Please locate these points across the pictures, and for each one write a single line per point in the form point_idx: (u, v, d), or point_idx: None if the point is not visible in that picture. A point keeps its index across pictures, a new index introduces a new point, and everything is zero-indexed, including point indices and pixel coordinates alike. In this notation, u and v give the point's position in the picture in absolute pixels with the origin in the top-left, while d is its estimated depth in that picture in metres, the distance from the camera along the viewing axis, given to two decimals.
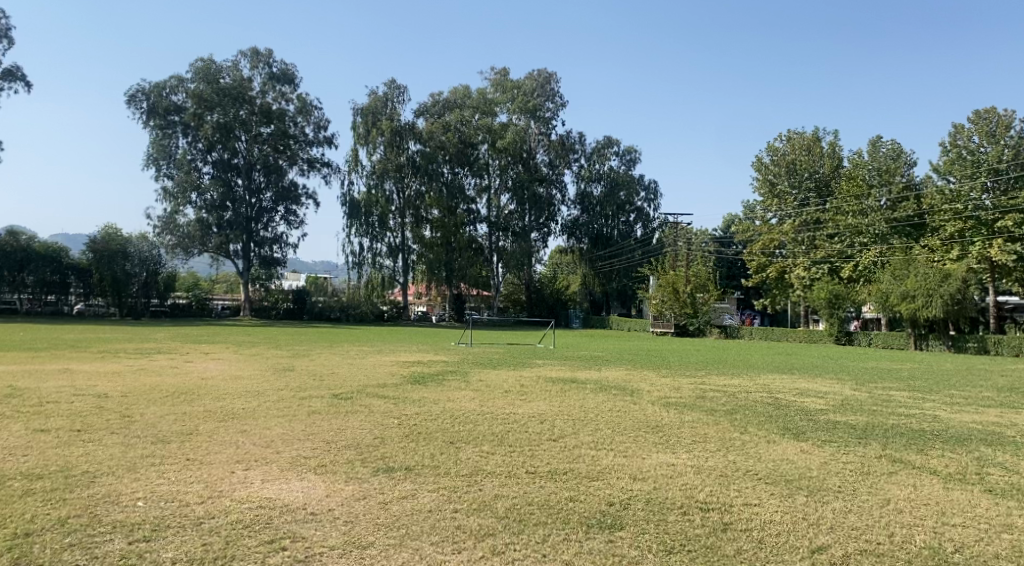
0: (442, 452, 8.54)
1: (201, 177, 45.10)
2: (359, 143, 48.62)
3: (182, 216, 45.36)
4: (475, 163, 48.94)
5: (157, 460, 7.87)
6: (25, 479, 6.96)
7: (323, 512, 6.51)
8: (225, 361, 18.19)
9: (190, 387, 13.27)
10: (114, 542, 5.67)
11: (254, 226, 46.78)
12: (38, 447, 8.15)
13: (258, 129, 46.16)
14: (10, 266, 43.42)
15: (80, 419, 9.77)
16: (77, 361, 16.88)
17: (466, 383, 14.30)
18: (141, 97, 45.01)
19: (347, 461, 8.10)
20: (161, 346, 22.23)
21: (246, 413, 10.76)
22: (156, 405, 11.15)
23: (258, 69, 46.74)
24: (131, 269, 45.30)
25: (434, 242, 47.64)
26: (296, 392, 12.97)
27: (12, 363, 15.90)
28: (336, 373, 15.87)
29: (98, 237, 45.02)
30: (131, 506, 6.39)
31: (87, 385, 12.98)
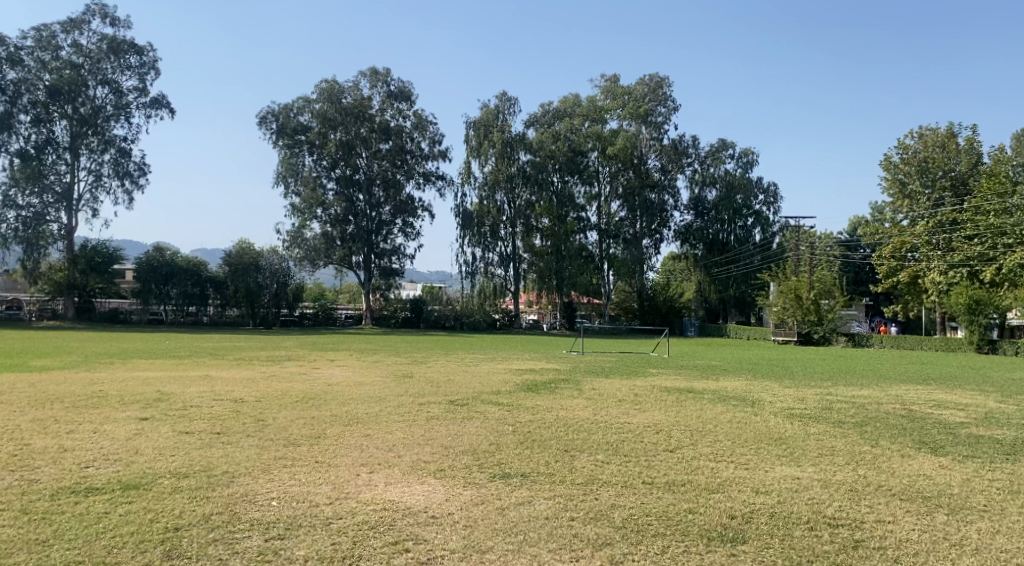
0: (557, 460, 8.58)
1: (325, 193, 47.30)
2: (472, 156, 49.78)
3: (309, 230, 47.78)
4: (585, 172, 48.89)
5: (289, 461, 8.32)
6: (172, 478, 7.51)
7: (443, 516, 6.68)
8: (347, 368, 18.94)
9: (317, 392, 13.94)
10: (252, 539, 6.03)
11: (375, 238, 48.71)
12: (184, 448, 8.78)
13: (377, 145, 48.01)
14: (157, 280, 47.23)
15: (220, 423, 10.46)
16: (215, 368, 18.12)
17: (579, 392, 14.26)
18: (271, 119, 47.70)
19: (465, 466, 8.28)
20: (289, 354, 23.41)
21: (370, 418, 11.18)
22: (286, 410, 11.77)
23: (377, 88, 48.58)
24: (263, 281, 48.20)
25: (545, 251, 47.65)
26: (415, 398, 13.35)
27: (159, 370, 17.23)
28: (452, 380, 16.22)
29: (233, 252, 48.31)
30: (266, 506, 6.79)
31: (225, 390, 13.86)
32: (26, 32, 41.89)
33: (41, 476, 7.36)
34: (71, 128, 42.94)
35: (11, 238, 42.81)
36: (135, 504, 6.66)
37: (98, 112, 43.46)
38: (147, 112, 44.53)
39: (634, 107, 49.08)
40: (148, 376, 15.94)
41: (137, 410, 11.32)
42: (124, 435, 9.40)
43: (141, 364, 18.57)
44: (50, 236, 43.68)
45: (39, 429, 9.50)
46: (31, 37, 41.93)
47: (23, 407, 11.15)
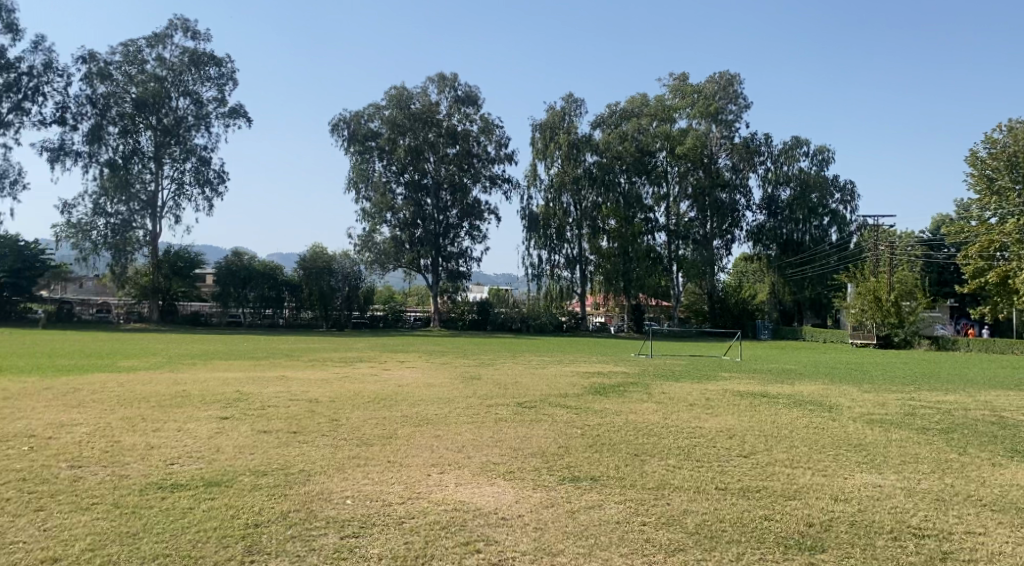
0: (628, 464, 8.50)
1: (394, 198, 48.12)
2: (538, 158, 49.97)
3: (379, 234, 48.74)
4: (653, 172, 48.25)
5: (363, 460, 8.50)
6: (253, 475, 7.77)
7: (514, 517, 6.71)
8: (417, 369, 19.23)
9: (388, 393, 14.18)
10: (328, 536, 6.17)
11: (442, 242, 49.36)
12: (262, 446, 9.07)
13: (445, 150, 48.57)
14: (236, 283, 48.80)
15: (296, 422, 10.77)
16: (291, 369, 18.61)
17: (648, 395, 14.11)
18: (343, 126, 48.81)
19: (534, 468, 8.29)
20: (361, 355, 23.90)
21: (439, 419, 11.32)
22: (359, 410, 12.01)
23: (445, 93, 49.16)
24: (335, 285, 49.60)
25: (611, 253, 47.40)
26: (484, 399, 13.44)
27: (238, 370, 17.81)
28: (520, 383, 16.27)
29: (307, 257, 49.85)
30: (341, 504, 6.94)
31: (301, 391, 14.25)
32: (115, 47, 43.99)
33: (131, 472, 7.70)
34: (155, 139, 44.87)
35: (101, 244, 44.99)
36: (218, 500, 6.89)
37: (180, 122, 45.29)
38: (226, 122, 46.15)
39: (704, 105, 48.28)
40: (227, 376, 16.51)
41: (218, 409, 11.75)
42: (205, 433, 9.74)
43: (221, 365, 19.24)
44: (136, 242, 45.70)
45: (128, 427, 9.95)
46: (119, 52, 44.02)
47: (113, 405, 11.68)
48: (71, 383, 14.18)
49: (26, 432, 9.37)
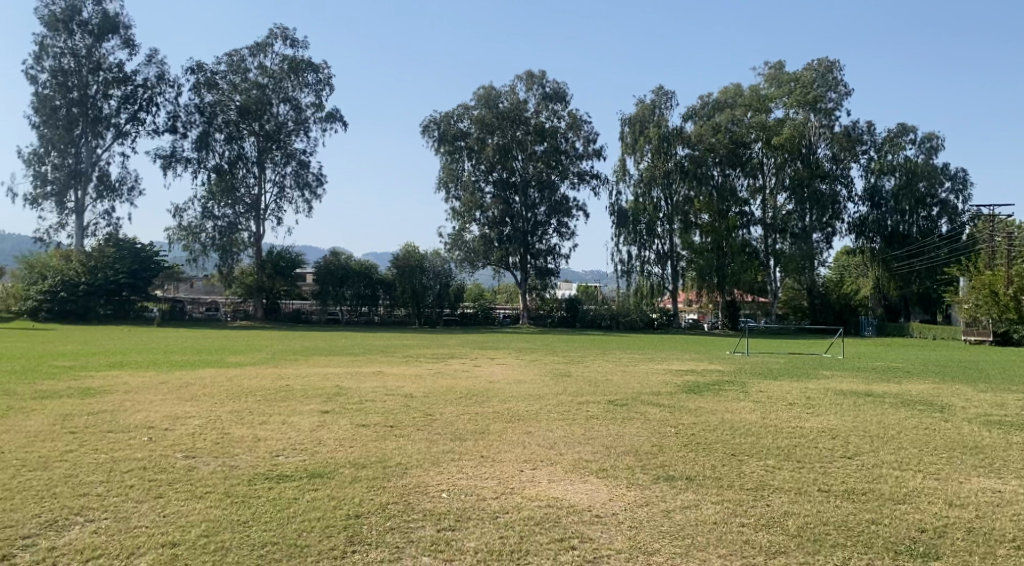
0: (725, 464, 8.32)
1: (483, 197, 48.61)
2: (627, 153, 49.52)
3: (468, 233, 49.37)
4: (747, 164, 46.97)
5: (456, 455, 8.63)
6: (352, 467, 8.01)
7: (608, 515, 6.67)
8: (507, 366, 19.39)
9: (480, 389, 14.36)
10: (425, 529, 6.30)
11: (531, 239, 49.54)
12: (361, 440, 9.35)
13: (533, 147, 48.61)
14: (334, 282, 50.27)
15: (392, 416, 11.04)
16: (386, 364, 19.10)
17: (745, 394, 13.73)
18: (433, 127, 49.63)
19: (628, 467, 8.23)
20: (453, 352, 24.28)
21: (531, 415, 11.36)
22: (452, 405, 12.20)
23: (533, 90, 49.27)
24: (428, 282, 50.79)
25: (704, 248, 46.43)
26: (575, 397, 13.40)
27: (336, 366, 18.40)
28: (611, 380, 16.16)
29: (400, 255, 50.91)
30: (437, 497, 7.08)
31: (396, 386, 14.59)
32: (221, 57, 46.22)
33: (240, 463, 8.08)
34: (258, 144, 46.89)
35: (210, 246, 47.39)
36: (320, 492, 7.15)
37: (281, 128, 47.16)
38: (323, 126, 47.77)
39: (801, 94, 46.56)
40: (327, 371, 17.10)
41: (319, 403, 12.19)
42: (308, 426, 10.13)
43: (320, 361, 19.91)
44: (242, 243, 47.84)
45: (236, 419, 10.44)
46: (225, 62, 46.21)
47: (223, 398, 12.29)
48: (183, 378, 14.98)
49: (146, 423, 9.97)
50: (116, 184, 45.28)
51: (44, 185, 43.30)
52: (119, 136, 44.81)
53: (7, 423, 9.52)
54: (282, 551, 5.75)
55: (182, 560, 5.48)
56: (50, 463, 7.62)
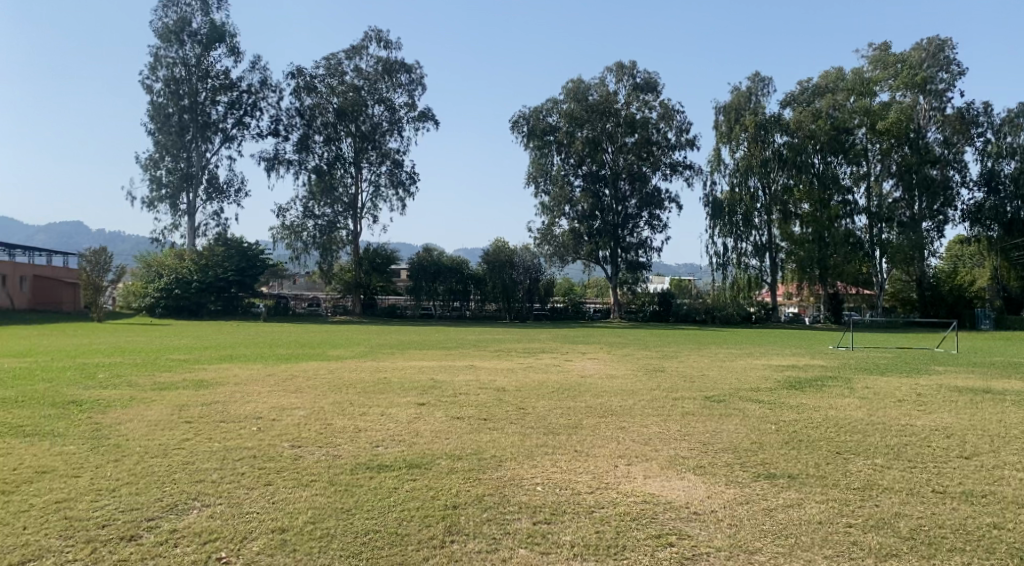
0: (829, 462, 8.02)
1: (573, 190, 48.48)
2: (722, 142, 48.41)
3: (558, 227, 49.36)
4: (850, 150, 44.62)
5: (551, 449, 8.65)
6: (449, 459, 8.16)
7: (706, 512, 6.54)
8: (599, 360, 19.28)
9: (572, 384, 14.33)
10: (522, 521, 6.35)
11: (621, 232, 49.11)
12: (456, 432, 9.50)
13: (623, 139, 47.96)
14: (427, 278, 51.42)
15: (485, 409, 11.17)
16: (479, 358, 19.32)
17: (850, 391, 13.17)
18: (523, 122, 49.85)
19: (726, 464, 8.04)
20: (545, 346, 24.32)
21: (625, 411, 11.26)
22: (545, 399, 12.23)
23: (623, 82, 48.68)
24: (517, 277, 50.32)
25: (805, 239, 44.84)
26: (669, 392, 13.22)
27: (430, 359, 18.74)
28: (707, 376, 15.80)
29: (490, 251, 51.00)
30: (532, 490, 7.12)
31: (489, 379, 14.76)
32: (319, 61, 47.81)
33: (342, 452, 8.36)
34: (354, 145, 48.29)
35: (311, 244, 49.13)
36: (419, 482, 7.31)
37: (376, 128, 48.34)
38: (416, 125, 48.70)
39: (909, 76, 44.06)
40: (422, 365, 17.47)
41: (415, 396, 12.47)
42: (406, 418, 10.37)
43: (416, 354, 20.35)
44: (340, 241, 49.43)
45: (338, 411, 10.81)
46: (323, 66, 47.78)
47: (325, 391, 12.76)
48: (288, 371, 15.62)
49: (255, 413, 10.46)
50: (224, 187, 47.56)
51: (159, 188, 45.91)
52: (226, 140, 47.03)
53: (132, 412, 10.18)
54: (384, 539, 5.91)
55: (292, 544, 5.72)
56: (169, 450, 8.09)
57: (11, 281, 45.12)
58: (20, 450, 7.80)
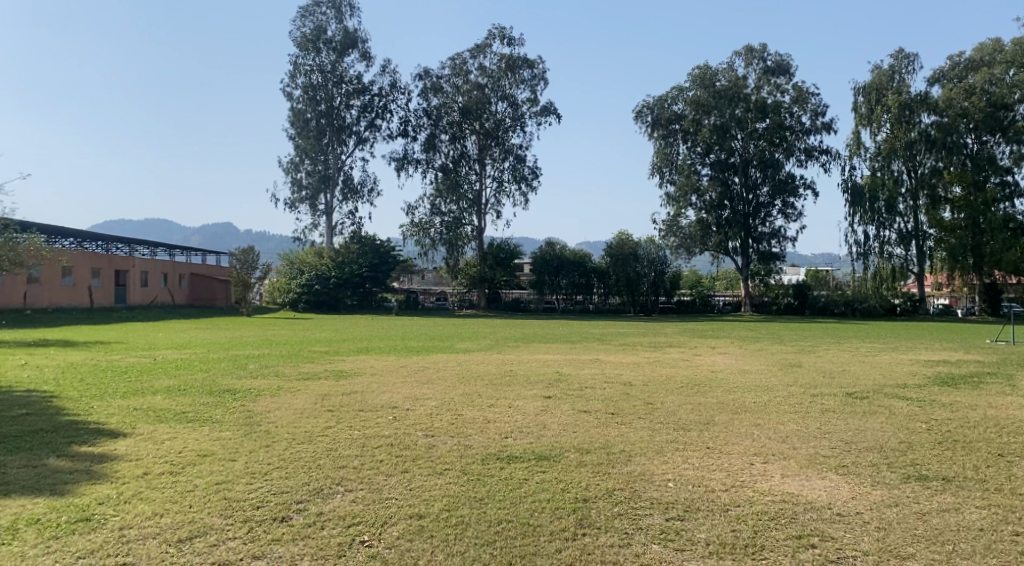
0: (989, 465, 7.42)
1: (700, 179, 47.30)
2: (862, 124, 45.86)
3: (685, 218, 48.29)
4: (1009, 128, 40.89)
5: (681, 445, 8.46)
6: (578, 452, 8.16)
7: (851, 515, 6.22)
8: (731, 355, 18.66)
9: (702, 378, 13.97)
10: (655, 517, 6.26)
11: (753, 222, 47.31)
12: (584, 425, 9.49)
13: (753, 125, 45.86)
14: (550, 271, 51.82)
15: (614, 403, 11.10)
16: (604, 352, 19.20)
17: (1013, 389, 12.09)
18: (647, 112, 48.96)
19: (871, 464, 7.61)
20: (672, 340, 23.85)
21: (759, 407, 10.86)
22: (674, 394, 12.01)
23: (753, 66, 46.91)
24: (642, 270, 50.34)
25: (957, 225, 41.72)
26: (807, 388, 12.63)
27: (556, 353, 18.79)
28: (848, 371, 14.96)
29: (613, 243, 50.94)
30: (664, 486, 7.00)
31: (616, 373, 14.65)
32: (445, 62, 48.99)
33: (473, 442, 8.54)
34: (479, 142, 49.18)
35: (438, 240, 50.47)
36: (549, 474, 7.36)
37: (499, 125, 48.91)
38: (539, 120, 48.91)
39: None
40: (548, 358, 17.56)
41: (541, 388, 12.55)
42: (533, 410, 10.47)
43: (541, 348, 20.47)
44: (465, 237, 50.60)
45: (468, 402, 11.07)
46: (448, 66, 48.92)
47: (455, 382, 13.08)
48: (420, 362, 16.14)
49: (390, 403, 10.88)
50: (358, 187, 49.62)
51: (300, 190, 48.43)
52: (360, 142, 49.09)
53: (280, 400, 10.85)
54: (516, 529, 5.99)
55: (428, 531, 5.91)
56: (314, 437, 8.55)
57: (172, 279, 49.05)
58: (185, 434, 8.46)
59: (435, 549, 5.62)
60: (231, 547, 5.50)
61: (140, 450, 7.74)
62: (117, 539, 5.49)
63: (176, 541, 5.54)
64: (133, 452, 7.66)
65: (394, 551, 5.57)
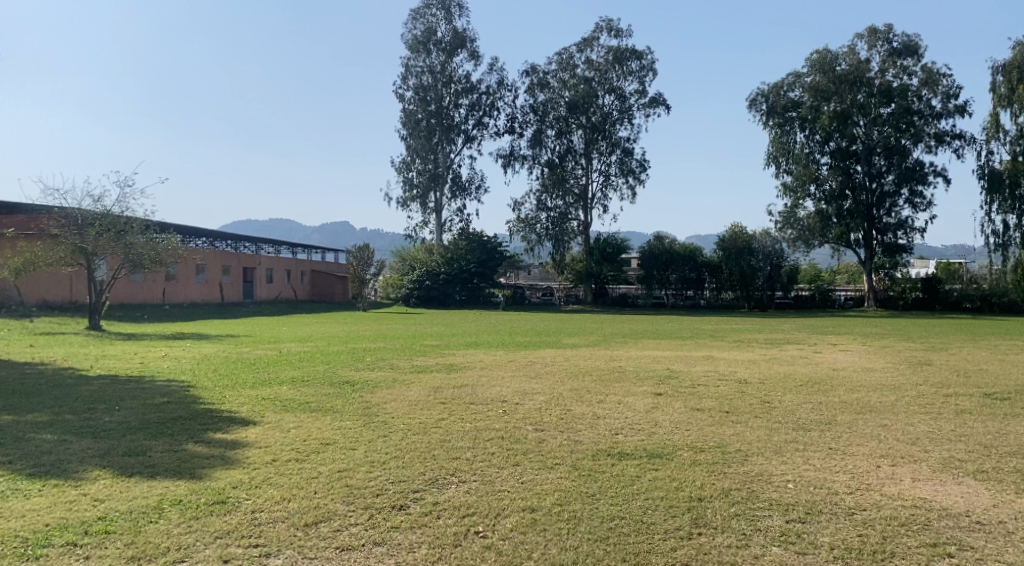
0: None
1: (819, 168, 45.22)
2: (1001, 105, 42.58)
3: (803, 209, 46.60)
4: None
5: (802, 446, 8.14)
6: (691, 451, 8.00)
7: (993, 524, 5.80)
8: (853, 353, 17.76)
9: (823, 377, 13.37)
10: (773, 518, 6.05)
11: (876, 212, 45.13)
12: (697, 424, 9.29)
13: (877, 111, 43.28)
14: (659, 266, 50.67)
15: (728, 402, 10.79)
16: (718, 349, 18.71)
17: None
18: (762, 100, 47.34)
19: (1015, 470, 7.06)
20: (789, 337, 22.91)
21: (886, 407, 10.29)
22: (793, 393, 11.54)
23: (877, 48, 44.43)
24: (757, 264, 48.26)
25: None
26: (939, 388, 11.86)
27: (668, 350, 18.44)
28: (986, 370, 13.96)
29: (726, 236, 48.87)
30: (783, 487, 6.76)
31: (730, 371, 14.24)
32: (552, 57, 48.99)
33: (583, 438, 8.51)
34: (585, 136, 48.84)
35: (544, 236, 50.66)
36: (662, 471, 7.25)
37: (607, 118, 48.49)
38: (648, 112, 48.13)
39: None
40: (659, 354, 17.29)
41: (652, 385, 12.38)
42: (643, 407, 10.34)
43: (651, 344, 20.19)
44: (572, 232, 50.49)
45: (577, 397, 11.06)
46: (555, 61, 48.92)
47: (564, 377, 13.10)
48: (528, 357, 16.24)
49: (500, 397, 11.01)
50: (466, 184, 50.43)
51: (411, 189, 49.64)
52: (468, 140, 49.83)
53: (395, 392, 11.21)
54: (631, 526, 5.93)
55: (542, 524, 5.94)
56: (428, 428, 8.76)
57: (294, 276, 51.50)
58: (309, 423, 8.88)
59: (548, 543, 5.65)
60: (353, 532, 5.72)
61: (269, 437, 8.18)
62: (250, 521, 5.82)
63: (303, 525, 5.81)
64: (262, 439, 8.10)
65: (508, 543, 5.64)
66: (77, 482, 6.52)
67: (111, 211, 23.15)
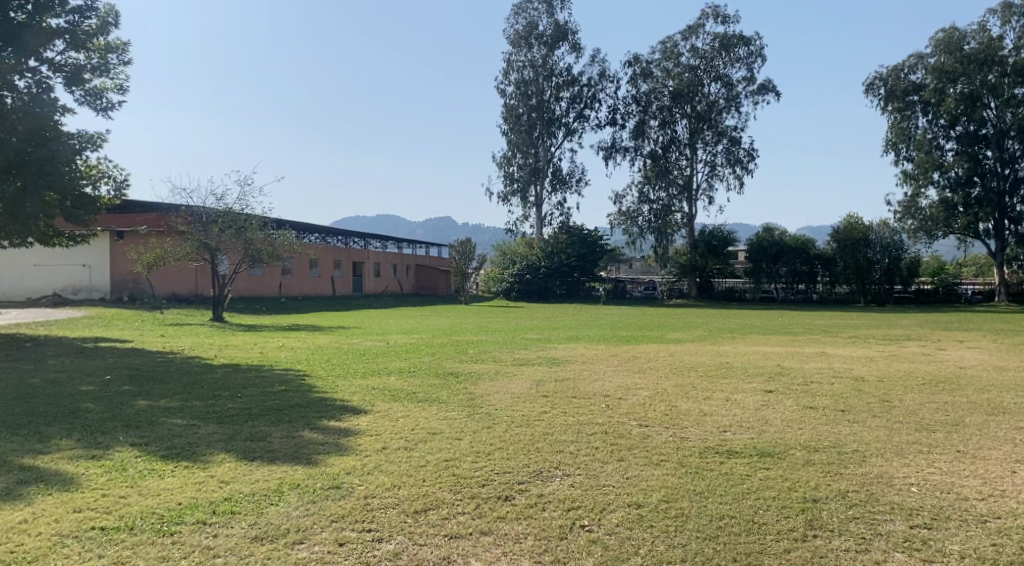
0: None
1: (943, 155, 42.66)
2: None
3: (925, 198, 44.14)
4: None
5: (926, 448, 7.69)
6: (805, 450, 7.69)
7: None
8: (982, 351, 16.57)
9: (948, 376, 12.55)
10: (895, 523, 5.75)
11: (1009, 200, 42.12)
12: (810, 422, 8.94)
13: (1011, 92, 39.92)
14: (768, 259, 49.09)
15: (843, 400, 10.33)
16: (831, 345, 17.90)
17: None
18: (879, 84, 45.01)
19: None
20: (910, 333, 21.62)
21: (1021, 409, 9.56)
22: (915, 392, 10.92)
23: (1012, 24, 41.28)
24: (874, 256, 45.68)
25: None
26: None
27: (777, 346, 17.81)
28: None
29: (841, 227, 47.04)
30: (906, 491, 6.41)
31: (845, 368, 13.62)
32: (656, 46, 48.22)
33: (689, 435, 8.35)
34: (690, 126, 47.75)
35: (646, 228, 50.04)
36: (773, 471, 7.01)
37: (712, 107, 47.14)
38: (756, 99, 46.58)
39: None
40: (768, 350, 16.73)
41: (762, 382, 11.98)
42: (753, 404, 10.03)
43: (759, 339, 19.57)
44: (675, 225, 49.52)
45: (682, 393, 10.86)
46: (659, 50, 48.09)
47: (669, 372, 12.87)
48: (632, 352, 16.08)
49: (604, 391, 10.95)
50: (567, 178, 50.32)
51: (512, 183, 50.05)
52: (569, 133, 49.70)
53: (499, 384, 11.31)
54: (740, 525, 5.77)
55: (648, 521, 5.86)
56: (531, 421, 8.80)
57: (400, 270, 52.91)
58: (416, 413, 9.10)
59: (655, 540, 5.56)
60: (461, 521, 5.81)
61: (379, 426, 8.44)
62: (363, 506, 6.01)
63: (413, 511, 5.97)
64: (372, 428, 8.36)
65: (614, 538, 5.59)
66: (205, 464, 6.94)
67: (232, 209, 24.47)
